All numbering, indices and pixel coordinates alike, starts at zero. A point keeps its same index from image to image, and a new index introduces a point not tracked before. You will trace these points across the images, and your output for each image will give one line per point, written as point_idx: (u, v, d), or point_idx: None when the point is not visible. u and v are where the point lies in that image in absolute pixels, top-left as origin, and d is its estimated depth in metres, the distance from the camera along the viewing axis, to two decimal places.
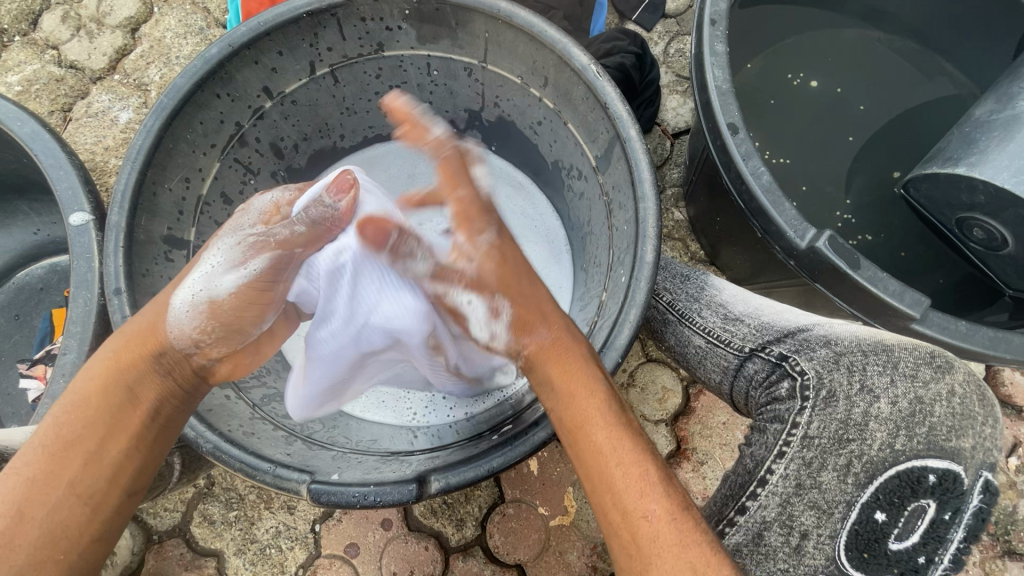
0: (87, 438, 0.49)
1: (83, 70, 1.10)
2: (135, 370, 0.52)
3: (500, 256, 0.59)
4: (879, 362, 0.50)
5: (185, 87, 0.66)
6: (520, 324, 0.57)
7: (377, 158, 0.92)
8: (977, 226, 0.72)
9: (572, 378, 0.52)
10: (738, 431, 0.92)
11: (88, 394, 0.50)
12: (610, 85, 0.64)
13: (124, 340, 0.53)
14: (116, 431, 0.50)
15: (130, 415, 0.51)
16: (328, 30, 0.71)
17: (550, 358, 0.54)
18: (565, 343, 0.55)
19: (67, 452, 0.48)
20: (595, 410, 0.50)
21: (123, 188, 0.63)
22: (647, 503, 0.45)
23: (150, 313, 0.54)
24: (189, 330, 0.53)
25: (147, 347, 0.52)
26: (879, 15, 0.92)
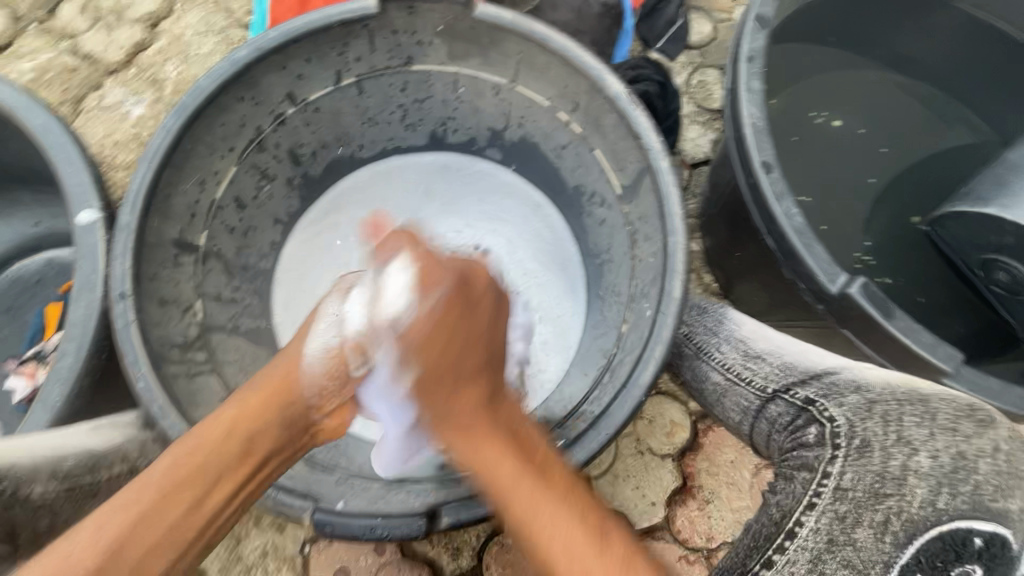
0: (192, 486, 0.48)
1: (99, 62, 1.08)
2: (257, 422, 0.55)
3: (449, 309, 0.60)
4: (916, 413, 0.48)
5: (209, 88, 0.64)
6: (429, 386, 0.58)
7: (394, 171, 0.90)
8: (1000, 269, 0.71)
9: (482, 444, 0.52)
10: (746, 471, 0.90)
11: (207, 441, 0.51)
12: (644, 114, 0.63)
13: (260, 389, 0.58)
14: (224, 476, 0.50)
15: (244, 464, 0.52)
16: (358, 40, 0.70)
17: (460, 425, 0.54)
18: (475, 401, 0.55)
19: (174, 495, 0.47)
20: (501, 467, 0.49)
21: (136, 188, 0.61)
22: (579, 569, 0.42)
23: (281, 362, 0.61)
24: (318, 377, 0.61)
25: (284, 395, 0.58)
26: (905, 61, 0.92)
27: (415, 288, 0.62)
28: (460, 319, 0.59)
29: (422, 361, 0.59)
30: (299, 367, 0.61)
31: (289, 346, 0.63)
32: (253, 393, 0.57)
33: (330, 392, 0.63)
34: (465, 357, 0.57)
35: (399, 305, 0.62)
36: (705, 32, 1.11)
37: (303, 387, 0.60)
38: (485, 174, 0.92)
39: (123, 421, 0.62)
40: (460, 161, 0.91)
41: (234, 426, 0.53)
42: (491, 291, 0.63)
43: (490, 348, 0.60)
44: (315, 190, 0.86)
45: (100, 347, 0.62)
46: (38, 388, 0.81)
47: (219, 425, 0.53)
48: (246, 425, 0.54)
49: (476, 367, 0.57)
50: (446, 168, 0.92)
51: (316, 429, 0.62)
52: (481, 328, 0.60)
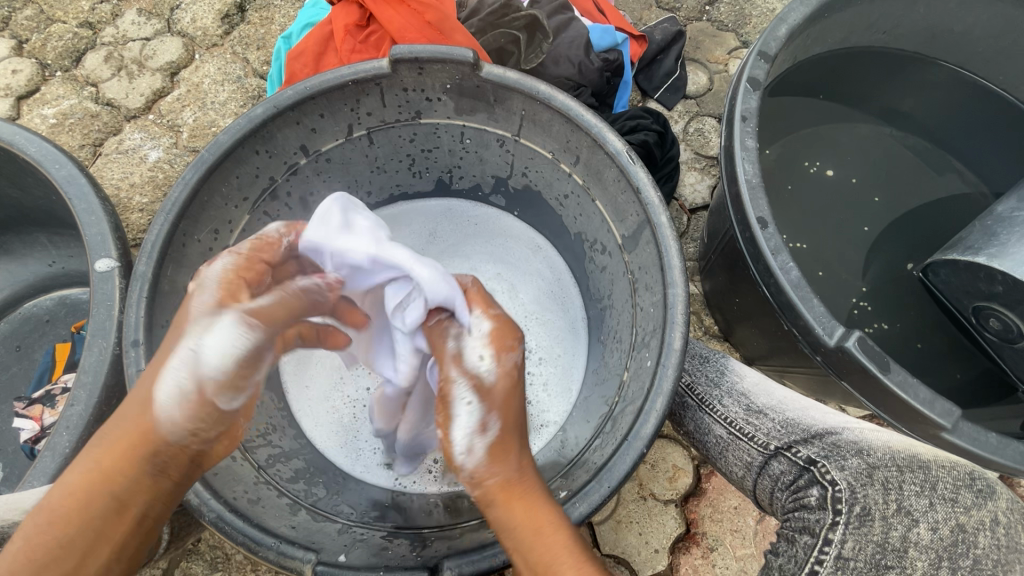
0: (54, 564, 0.44)
1: (119, 108, 1.13)
2: (118, 476, 0.47)
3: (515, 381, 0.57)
4: (916, 482, 0.49)
5: (227, 143, 0.67)
6: (500, 448, 0.54)
7: (401, 216, 0.93)
8: (992, 317, 0.72)
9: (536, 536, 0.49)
10: (750, 517, 0.89)
11: (59, 518, 0.45)
12: (643, 170, 0.66)
13: (118, 435, 0.49)
14: (93, 544, 0.46)
15: (108, 531, 0.47)
16: (370, 97, 0.73)
17: (521, 517, 0.50)
18: (524, 483, 0.52)
19: (38, 574, 0.44)
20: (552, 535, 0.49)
21: (153, 239, 0.64)
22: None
23: (135, 402, 0.50)
24: (178, 411, 0.49)
25: (137, 445, 0.48)
26: (895, 114, 0.96)
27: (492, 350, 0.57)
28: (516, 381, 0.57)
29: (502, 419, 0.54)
30: (154, 414, 0.49)
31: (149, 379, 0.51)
32: (111, 441, 0.49)
33: (208, 421, 0.51)
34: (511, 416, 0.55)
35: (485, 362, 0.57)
36: (702, 83, 1.15)
37: (162, 429, 0.49)
38: (489, 219, 0.94)
39: None
40: (465, 206, 0.94)
41: (91, 492, 0.46)
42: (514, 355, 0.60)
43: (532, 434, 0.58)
44: None
45: (110, 393, 0.63)
46: (44, 429, 0.81)
47: (75, 488, 0.47)
48: (99, 487, 0.47)
49: (512, 442, 0.54)
50: (451, 212, 0.95)
51: (202, 459, 0.52)
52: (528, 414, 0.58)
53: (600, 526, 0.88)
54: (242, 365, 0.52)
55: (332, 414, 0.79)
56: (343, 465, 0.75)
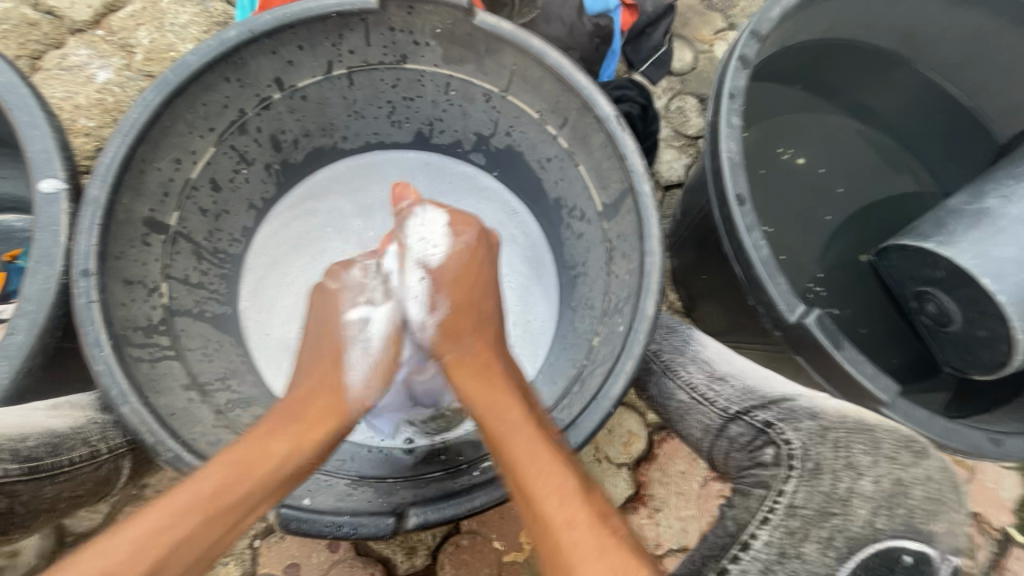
0: (238, 497, 0.49)
1: (63, 19, 1.02)
2: (306, 448, 0.55)
3: (467, 261, 0.66)
4: (862, 442, 0.53)
5: (195, 65, 0.62)
6: (449, 328, 0.64)
7: (376, 166, 0.90)
8: (930, 301, 0.77)
9: (490, 399, 0.58)
10: (696, 482, 0.94)
11: (260, 465, 0.52)
12: (630, 137, 0.66)
13: (309, 412, 0.58)
14: (269, 495, 0.51)
15: (280, 481, 0.52)
16: (354, 33, 0.69)
17: (478, 387, 0.59)
18: (489, 376, 0.60)
19: (222, 504, 0.48)
20: (514, 410, 0.56)
21: (109, 161, 0.59)
22: (565, 507, 0.48)
23: (328, 388, 0.61)
24: (363, 401, 0.62)
25: (333, 419, 0.59)
26: (865, 111, 1.00)
27: (449, 229, 0.66)
28: (480, 264, 0.66)
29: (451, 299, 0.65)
30: (345, 392, 0.61)
31: (321, 367, 0.62)
32: (307, 411, 0.58)
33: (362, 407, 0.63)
34: (481, 311, 0.65)
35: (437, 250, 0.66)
36: (687, 61, 1.15)
37: (354, 414, 0.61)
38: (466, 177, 0.92)
39: (83, 403, 0.60)
40: (443, 161, 0.92)
41: (292, 452, 0.54)
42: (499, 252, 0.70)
43: (501, 313, 0.67)
44: (292, 178, 0.84)
45: (55, 325, 0.58)
46: None
47: (281, 441, 0.54)
48: (298, 448, 0.55)
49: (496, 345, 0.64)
50: (428, 166, 0.92)
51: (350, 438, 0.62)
52: (484, 282, 0.67)
53: None
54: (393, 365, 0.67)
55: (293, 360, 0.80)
56: None
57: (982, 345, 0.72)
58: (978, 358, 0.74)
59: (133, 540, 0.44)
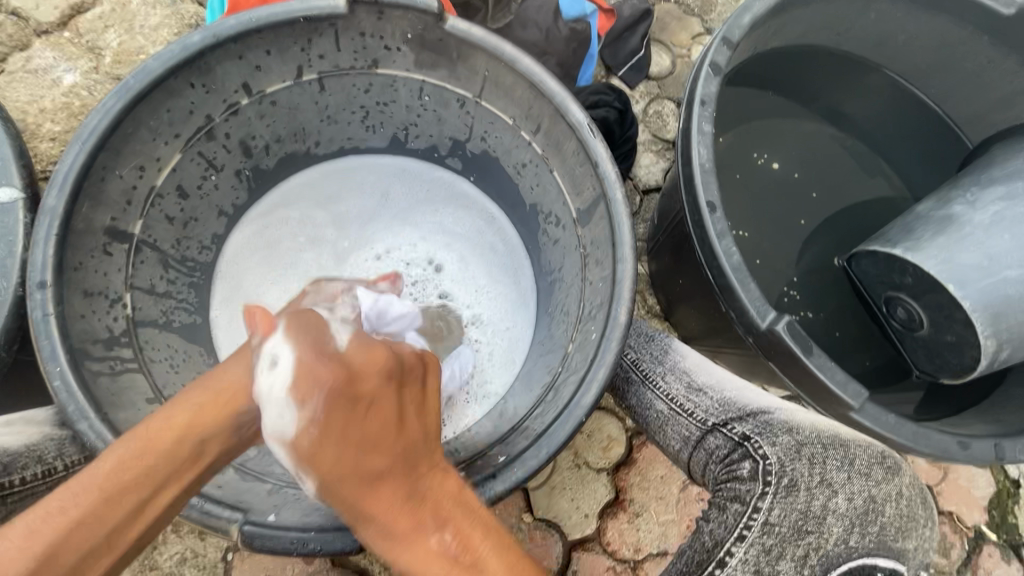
0: (135, 489, 0.47)
1: (28, 20, 0.99)
2: (202, 432, 0.51)
3: (326, 401, 0.50)
4: (836, 458, 0.56)
5: (157, 71, 0.60)
6: (332, 490, 0.49)
7: (351, 171, 0.89)
8: (900, 307, 0.78)
9: (372, 517, 0.47)
10: (675, 486, 0.94)
11: (153, 450, 0.48)
12: (602, 144, 0.66)
13: (208, 394, 0.53)
14: (168, 482, 0.48)
15: (187, 469, 0.50)
16: (324, 38, 0.68)
17: (355, 505, 0.48)
18: (360, 485, 0.48)
19: (119, 496, 0.46)
20: (436, 568, 0.44)
21: (67, 168, 0.57)
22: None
23: (233, 373, 0.55)
24: (264, 403, 0.54)
25: (232, 408, 0.53)
26: (839, 116, 1.01)
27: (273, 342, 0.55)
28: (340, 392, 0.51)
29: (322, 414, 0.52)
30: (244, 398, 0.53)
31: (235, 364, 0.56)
32: (208, 390, 0.54)
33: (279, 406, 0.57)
34: (368, 452, 0.48)
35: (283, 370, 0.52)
36: (665, 65, 1.16)
37: (262, 401, 0.55)
38: (444, 182, 0.91)
39: (38, 418, 0.58)
40: (419, 166, 0.91)
41: (195, 434, 0.51)
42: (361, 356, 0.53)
43: (395, 433, 0.50)
44: (264, 184, 0.83)
45: (11, 338, 0.57)
46: None
47: (177, 420, 0.51)
48: (198, 433, 0.51)
49: (392, 440, 0.49)
50: (404, 172, 0.91)
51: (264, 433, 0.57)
52: (363, 408, 0.50)
53: (535, 491, 0.91)
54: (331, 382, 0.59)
55: None
56: None
57: (950, 350, 0.73)
58: (946, 362, 0.75)
59: (20, 540, 0.43)
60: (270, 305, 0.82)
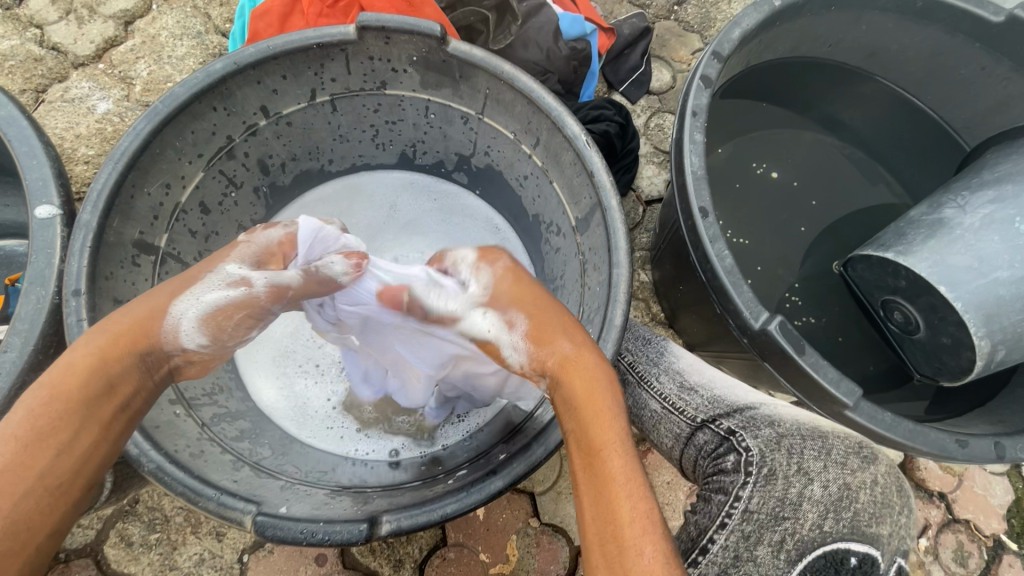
0: (54, 433, 0.49)
1: (67, 54, 1.07)
2: (114, 365, 0.53)
3: (513, 277, 0.66)
4: (814, 448, 0.54)
5: (183, 96, 0.66)
6: (539, 335, 0.60)
7: (362, 187, 0.94)
8: (896, 310, 0.79)
9: (593, 426, 0.52)
10: (682, 492, 0.94)
11: (62, 397, 0.50)
12: (597, 155, 0.69)
13: (108, 334, 0.54)
14: (86, 423, 0.51)
15: (105, 404, 0.52)
16: (335, 62, 0.73)
17: (587, 405, 0.53)
18: (604, 400, 0.54)
19: (39, 442, 0.48)
20: (610, 426, 0.52)
21: (100, 187, 0.62)
22: (647, 539, 0.45)
23: (142, 307, 0.57)
24: (180, 330, 0.57)
25: (141, 343, 0.55)
26: (838, 125, 1.04)
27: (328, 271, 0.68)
28: (528, 287, 0.64)
29: (525, 312, 0.62)
30: (155, 329, 0.56)
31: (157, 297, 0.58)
32: (108, 331, 0.54)
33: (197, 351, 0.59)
34: (573, 324, 0.61)
35: (479, 282, 0.66)
36: (665, 80, 1.19)
37: (167, 337, 0.57)
38: (451, 196, 0.96)
39: None
40: (428, 181, 0.95)
41: (89, 377, 0.52)
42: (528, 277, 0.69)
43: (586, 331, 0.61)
44: (281, 201, 0.88)
45: (48, 343, 0.61)
46: None
47: (79, 362, 0.52)
48: (103, 370, 0.52)
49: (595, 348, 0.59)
50: (413, 187, 0.95)
51: (175, 370, 0.59)
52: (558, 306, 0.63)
53: (540, 497, 0.90)
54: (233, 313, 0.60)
55: (280, 376, 0.83)
56: (288, 429, 0.78)
57: (947, 352, 0.73)
58: (944, 365, 0.75)
59: None
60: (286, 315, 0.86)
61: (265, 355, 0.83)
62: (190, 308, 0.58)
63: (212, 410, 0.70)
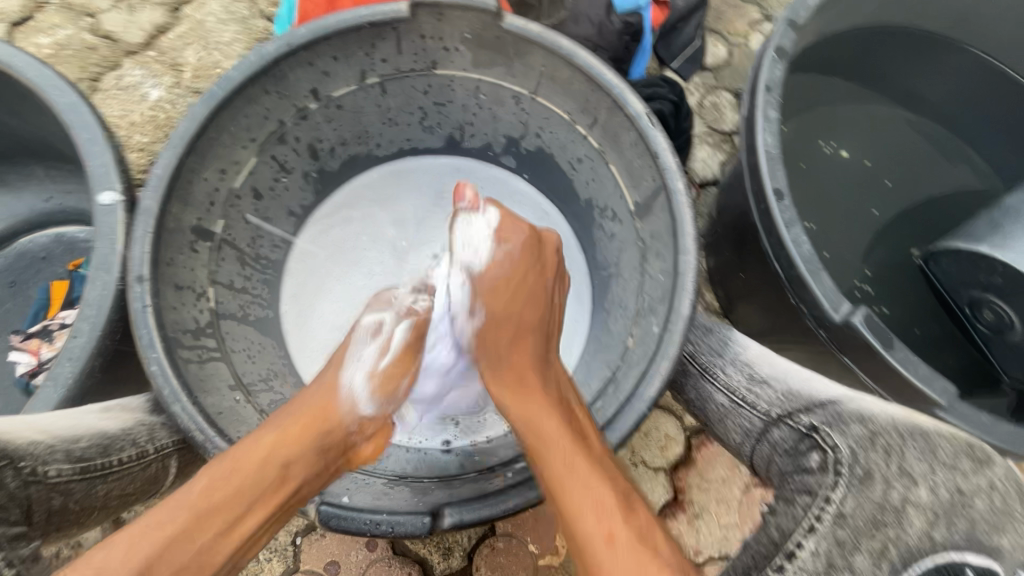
0: (226, 510, 0.49)
1: (119, 43, 1.09)
2: (295, 447, 0.54)
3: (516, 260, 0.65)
4: (917, 448, 0.51)
5: (237, 80, 0.65)
6: (490, 326, 0.64)
7: (408, 171, 0.91)
8: (986, 308, 0.73)
9: (530, 412, 0.56)
10: (737, 488, 0.91)
11: (248, 478, 0.50)
12: (662, 135, 0.65)
13: (294, 415, 0.57)
14: (253, 505, 0.50)
15: (277, 490, 0.52)
16: (386, 42, 0.71)
17: (524, 420, 0.57)
18: (537, 393, 0.58)
19: (210, 518, 0.48)
20: (547, 420, 0.55)
21: (160, 173, 0.62)
22: (604, 526, 0.47)
23: (320, 389, 0.60)
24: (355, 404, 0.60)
25: (320, 421, 0.57)
26: (914, 99, 0.96)
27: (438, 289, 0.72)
28: (528, 270, 0.65)
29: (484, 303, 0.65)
30: (336, 400, 0.59)
31: (325, 373, 0.62)
32: (296, 414, 0.57)
33: (369, 423, 0.61)
34: (525, 315, 0.64)
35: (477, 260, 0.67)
36: (721, 55, 1.13)
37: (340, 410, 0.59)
38: (499, 180, 0.93)
39: (132, 405, 0.63)
40: (474, 165, 0.92)
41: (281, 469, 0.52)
42: (558, 258, 0.68)
43: (546, 317, 0.65)
44: (330, 185, 0.87)
45: (113, 329, 0.62)
46: (41, 364, 0.80)
47: (264, 441, 0.54)
48: (280, 453, 0.53)
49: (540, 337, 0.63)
50: (459, 171, 0.93)
51: (352, 453, 0.60)
52: (535, 288, 0.65)
53: None
54: (395, 366, 0.65)
55: None
56: None
57: None
58: None
59: (122, 552, 0.44)
60: (336, 303, 0.86)
61: (317, 341, 0.83)
62: (358, 374, 0.62)
63: (269, 396, 0.72)
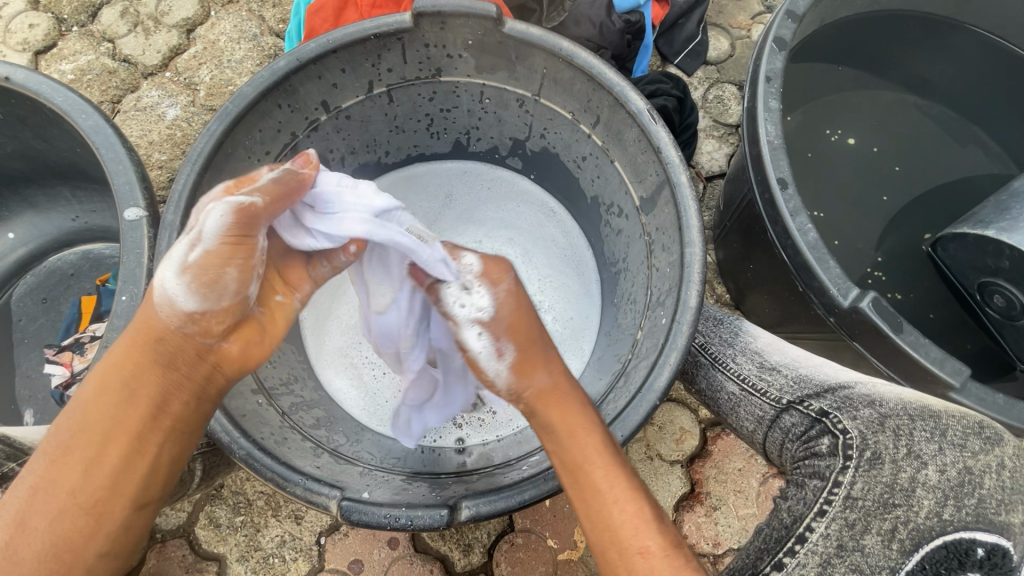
0: (81, 450, 0.49)
1: (137, 65, 1.13)
2: (133, 377, 0.50)
3: (517, 303, 0.57)
4: (926, 429, 0.49)
5: (251, 95, 0.68)
6: (520, 363, 0.56)
7: (417, 178, 0.94)
8: (997, 293, 0.72)
9: (572, 440, 0.52)
10: (755, 479, 0.91)
11: (90, 421, 0.50)
12: (664, 130, 0.66)
13: (128, 337, 0.51)
14: (110, 440, 0.50)
15: (128, 418, 0.50)
16: (391, 52, 0.73)
17: (560, 423, 0.54)
18: (578, 415, 0.54)
19: (63, 460, 0.49)
20: (590, 446, 0.52)
21: (181, 187, 0.65)
22: (640, 538, 0.47)
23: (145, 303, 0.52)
24: (172, 303, 0.49)
25: (150, 339, 0.50)
26: (921, 83, 0.95)
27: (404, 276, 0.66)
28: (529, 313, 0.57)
29: (514, 343, 0.56)
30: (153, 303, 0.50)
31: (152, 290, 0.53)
32: (125, 338, 0.51)
33: (205, 321, 0.50)
34: (544, 338, 0.58)
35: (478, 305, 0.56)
36: (723, 49, 1.13)
37: (166, 320, 0.50)
38: (506, 182, 0.94)
39: None
40: (481, 168, 0.94)
41: (119, 402, 0.50)
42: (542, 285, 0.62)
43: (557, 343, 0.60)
44: None
45: None
46: (74, 376, 0.84)
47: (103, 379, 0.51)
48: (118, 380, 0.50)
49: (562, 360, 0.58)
50: (467, 174, 0.95)
51: (212, 356, 0.52)
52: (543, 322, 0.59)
53: None
54: (223, 246, 0.49)
55: (347, 366, 0.84)
56: (359, 417, 0.80)
57: None
58: None
59: (9, 515, 0.47)
60: (350, 304, 0.88)
61: (334, 344, 0.85)
62: (167, 273, 0.49)
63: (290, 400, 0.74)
